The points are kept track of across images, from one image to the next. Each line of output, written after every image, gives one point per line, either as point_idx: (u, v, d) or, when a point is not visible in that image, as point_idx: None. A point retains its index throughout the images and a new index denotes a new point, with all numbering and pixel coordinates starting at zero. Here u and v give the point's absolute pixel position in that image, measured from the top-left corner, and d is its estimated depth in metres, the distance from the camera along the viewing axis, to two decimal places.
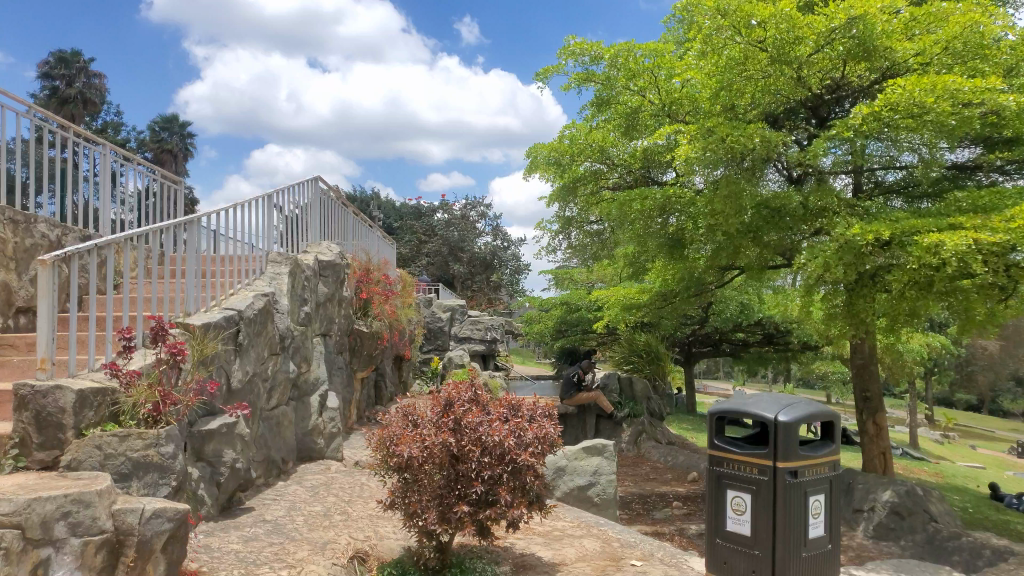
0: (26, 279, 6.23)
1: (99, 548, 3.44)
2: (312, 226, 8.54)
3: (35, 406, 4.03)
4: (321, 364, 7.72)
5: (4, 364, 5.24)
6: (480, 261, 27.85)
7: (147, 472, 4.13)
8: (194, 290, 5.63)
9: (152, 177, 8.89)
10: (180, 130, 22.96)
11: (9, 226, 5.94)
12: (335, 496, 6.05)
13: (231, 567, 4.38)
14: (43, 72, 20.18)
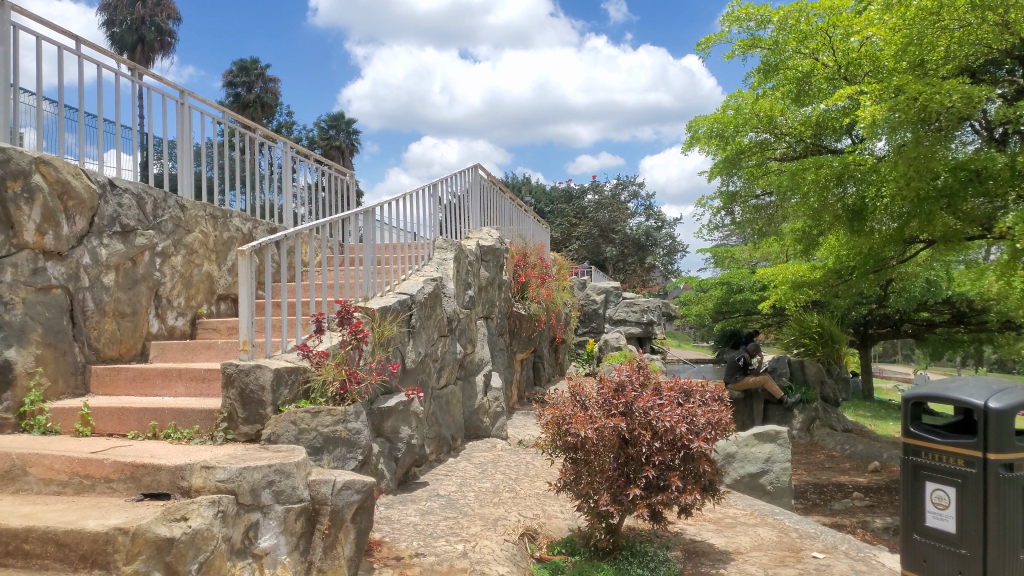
0: (225, 269, 6.85)
1: (299, 515, 3.73)
2: (472, 213, 8.77)
3: (240, 383, 4.40)
4: (484, 346, 7.94)
5: (210, 346, 5.77)
6: (634, 243, 27.52)
7: (336, 446, 4.44)
8: (371, 276, 5.95)
9: (324, 172, 9.47)
10: (347, 128, 24.25)
11: (209, 222, 6.55)
12: (502, 474, 6.21)
13: (411, 538, 4.62)
14: (227, 81, 21.98)
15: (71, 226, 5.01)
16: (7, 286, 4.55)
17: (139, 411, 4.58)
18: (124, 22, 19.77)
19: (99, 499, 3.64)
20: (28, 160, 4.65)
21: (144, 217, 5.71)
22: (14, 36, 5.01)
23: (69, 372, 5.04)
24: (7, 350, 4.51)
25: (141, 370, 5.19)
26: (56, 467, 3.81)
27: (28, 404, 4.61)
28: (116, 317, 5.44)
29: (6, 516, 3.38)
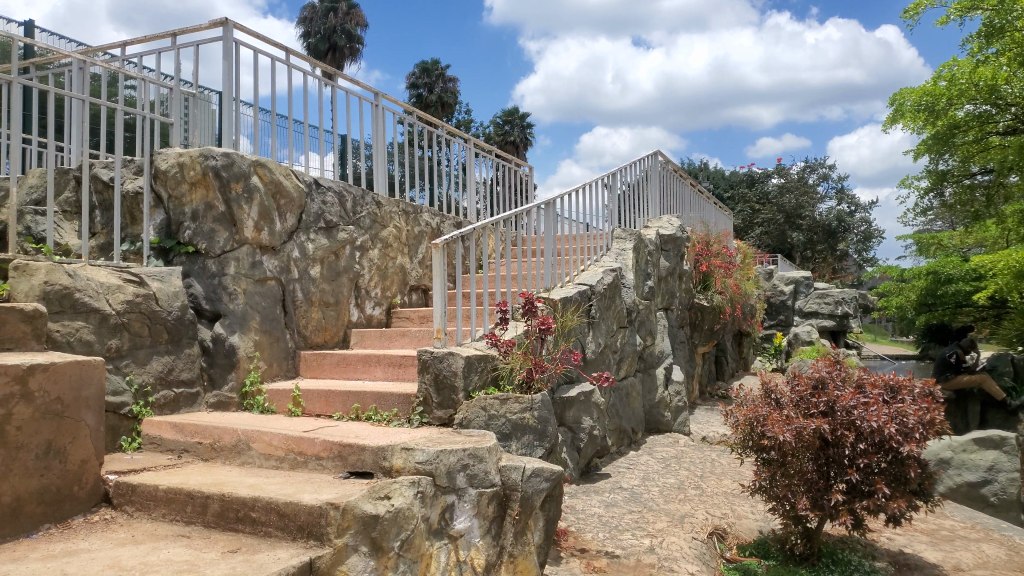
0: (416, 261, 7.17)
1: (490, 500, 3.85)
2: (650, 200, 8.60)
3: (434, 369, 4.60)
4: (665, 338, 7.77)
5: (404, 335, 6.05)
6: (824, 229, 25.80)
7: (524, 433, 4.58)
8: (551, 268, 6.02)
9: (500, 167, 9.65)
10: (522, 122, 24.64)
11: (402, 217, 6.90)
12: (687, 470, 6.04)
13: (596, 529, 4.63)
14: (410, 83, 23.11)
15: (283, 224, 5.46)
16: (230, 278, 5.11)
17: (343, 394, 4.89)
18: (318, 32, 21.33)
19: (311, 475, 3.94)
20: (247, 163, 5.14)
21: (345, 214, 6.11)
22: (235, 52, 5.53)
23: (282, 357, 5.51)
24: (232, 336, 5.06)
25: (343, 356, 5.55)
26: (275, 444, 4.17)
27: (249, 385, 5.13)
28: (321, 306, 5.87)
29: (235, 485, 3.78)
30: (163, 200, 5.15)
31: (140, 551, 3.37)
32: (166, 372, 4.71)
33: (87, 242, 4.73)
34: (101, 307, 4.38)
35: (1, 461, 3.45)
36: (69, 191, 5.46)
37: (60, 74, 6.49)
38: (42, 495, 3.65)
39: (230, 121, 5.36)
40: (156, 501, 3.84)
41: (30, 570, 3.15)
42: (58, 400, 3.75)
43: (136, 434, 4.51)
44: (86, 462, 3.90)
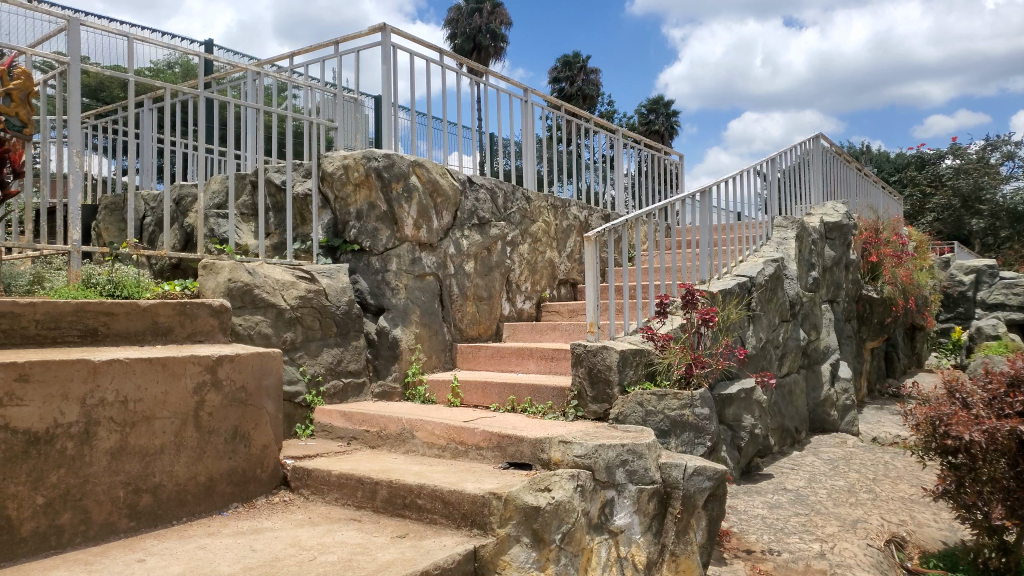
0: (564, 255, 7.16)
1: (651, 497, 3.80)
2: (814, 184, 8.17)
3: (588, 363, 4.58)
4: (831, 332, 7.33)
5: (555, 328, 6.04)
6: (1009, 213, 23.36)
7: (683, 430, 4.53)
8: (708, 259, 5.81)
9: (646, 157, 9.45)
10: (667, 111, 24.05)
11: (550, 211, 6.92)
12: (858, 473, 5.66)
13: (761, 531, 4.46)
14: (553, 78, 23.22)
15: (439, 221, 5.63)
16: (392, 274, 5.34)
17: (499, 386, 4.95)
18: (463, 33, 21.90)
19: (472, 464, 4.02)
20: (406, 164, 5.34)
21: (497, 210, 6.22)
22: (393, 57, 5.73)
23: (440, 349, 5.67)
24: (394, 329, 5.29)
25: (497, 349, 5.65)
26: (437, 433, 4.31)
27: (411, 376, 5.34)
28: (475, 301, 6.00)
29: (402, 472, 3.93)
30: (330, 201, 5.44)
31: (318, 532, 3.58)
32: (335, 363, 4.98)
33: (264, 243, 5.09)
34: (277, 302, 4.70)
35: (196, 443, 3.81)
36: (246, 195, 5.87)
37: (236, 86, 7.02)
38: (231, 476, 3.97)
39: (388, 123, 5.59)
40: (329, 486, 4.06)
41: (223, 544, 3.43)
42: (242, 389, 4.05)
43: (310, 421, 4.79)
44: (268, 447, 4.19)
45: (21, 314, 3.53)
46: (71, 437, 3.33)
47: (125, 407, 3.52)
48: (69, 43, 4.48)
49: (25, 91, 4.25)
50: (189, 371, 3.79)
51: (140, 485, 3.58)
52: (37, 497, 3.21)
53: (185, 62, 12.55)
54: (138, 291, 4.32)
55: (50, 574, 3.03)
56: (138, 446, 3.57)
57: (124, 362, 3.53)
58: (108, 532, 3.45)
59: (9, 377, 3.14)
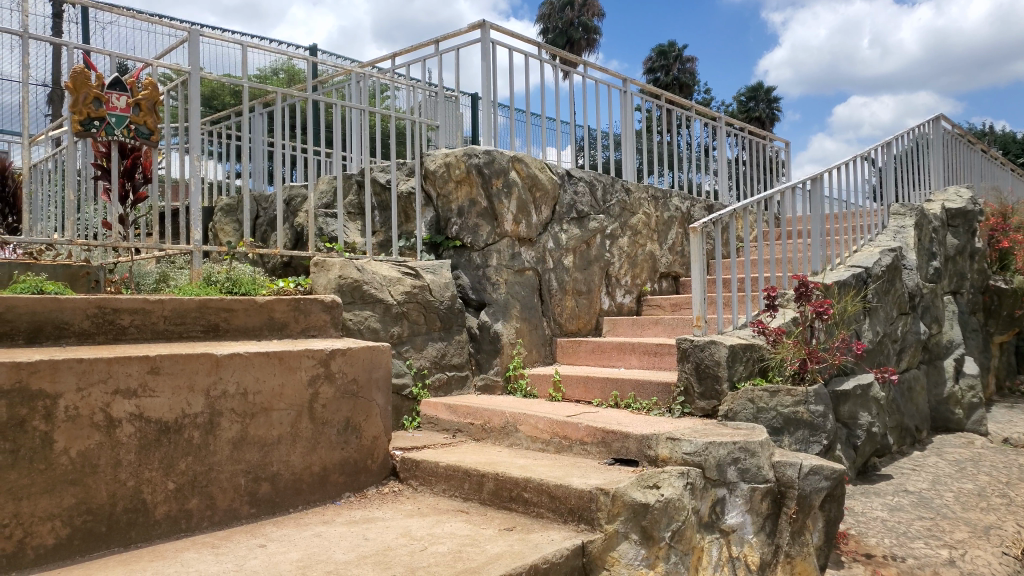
0: (666, 248, 7.02)
1: (764, 496, 3.69)
2: (933, 169, 7.72)
3: (695, 358, 4.45)
4: (955, 326, 6.90)
5: (657, 323, 5.93)
6: None
7: (797, 428, 4.42)
8: (820, 249, 5.58)
9: (747, 146, 9.15)
10: (767, 97, 23.27)
11: (651, 203, 6.81)
12: (989, 475, 5.30)
13: (881, 535, 4.27)
14: (648, 68, 22.90)
15: (538, 215, 5.65)
16: (493, 269, 5.38)
17: (602, 381, 4.89)
18: (555, 28, 21.89)
19: (576, 459, 4.00)
20: (506, 159, 5.37)
21: (596, 203, 6.17)
22: (492, 53, 5.77)
23: (540, 344, 5.67)
24: (495, 324, 5.33)
25: (598, 344, 5.60)
26: (540, 427, 4.31)
27: (512, 370, 5.37)
28: (575, 295, 5.97)
29: (507, 466, 3.95)
30: (433, 198, 5.51)
31: (427, 523, 3.64)
32: (439, 357, 5.07)
33: (371, 240, 5.24)
34: (384, 298, 4.83)
35: (311, 434, 3.95)
36: (353, 194, 6.05)
37: (340, 89, 7.24)
38: (343, 466, 4.10)
39: (488, 120, 5.64)
40: (437, 477, 4.14)
41: (338, 533, 3.55)
42: (354, 381, 4.17)
43: (416, 414, 4.90)
44: (378, 438, 4.30)
45: (152, 311, 3.77)
46: (197, 427, 3.52)
47: (246, 399, 3.69)
48: (189, 54, 4.73)
49: (152, 101, 4.54)
50: (304, 364, 3.93)
51: (259, 473, 3.74)
52: (168, 483, 3.42)
53: (291, 68, 13.08)
54: (254, 288, 4.54)
55: (182, 555, 3.22)
56: (258, 436, 3.73)
57: (244, 356, 3.69)
58: (231, 517, 3.63)
59: (142, 369, 3.34)
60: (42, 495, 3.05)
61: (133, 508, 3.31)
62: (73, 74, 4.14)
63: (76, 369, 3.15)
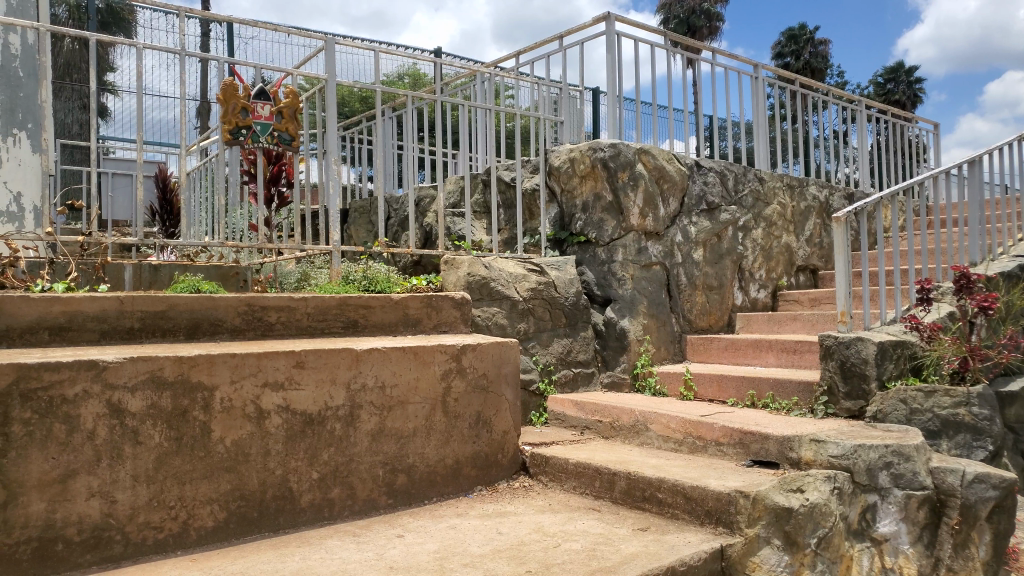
0: (803, 240, 6.69)
1: (921, 504, 3.48)
2: None
3: (840, 356, 4.21)
4: None
5: (796, 318, 5.67)
6: None
7: (957, 431, 4.10)
8: (979, 237, 5.11)
9: (890, 131, 8.59)
10: (909, 78, 21.80)
11: (787, 192, 6.51)
12: None
13: None
14: (777, 53, 21.99)
15: (666, 208, 5.51)
16: (618, 265, 5.29)
17: (737, 380, 4.71)
18: (677, 16, 21.36)
19: (712, 460, 3.87)
20: (633, 152, 5.26)
21: (727, 194, 5.96)
22: (617, 45, 5.69)
23: (669, 341, 5.54)
24: (622, 320, 5.23)
25: (732, 341, 5.40)
26: (672, 426, 4.21)
27: (640, 367, 5.24)
28: (706, 290, 5.78)
29: (640, 464, 3.88)
30: (557, 194, 5.55)
31: (559, 519, 3.64)
32: (565, 353, 5.06)
33: (497, 237, 5.32)
34: (511, 294, 4.88)
35: (444, 428, 4.03)
36: (479, 193, 6.16)
37: (465, 90, 7.37)
38: (474, 460, 4.16)
39: (613, 114, 5.57)
40: (567, 474, 4.13)
41: (472, 526, 3.60)
42: (485, 376, 4.21)
43: (544, 409, 4.92)
44: (508, 433, 4.33)
45: (296, 308, 3.96)
46: (339, 419, 3.66)
47: (383, 392, 3.81)
48: (326, 62, 4.94)
49: (293, 108, 4.79)
50: (436, 359, 4.01)
51: (396, 465, 3.86)
52: (313, 472, 3.58)
53: (415, 71, 13.51)
54: (389, 286, 4.71)
55: (326, 542, 3.38)
56: (394, 429, 3.85)
57: (381, 352, 3.81)
58: (371, 507, 3.76)
59: (289, 364, 3.52)
60: (202, 480, 3.27)
61: (282, 495, 3.49)
62: (224, 87, 4.45)
63: (230, 363, 3.34)
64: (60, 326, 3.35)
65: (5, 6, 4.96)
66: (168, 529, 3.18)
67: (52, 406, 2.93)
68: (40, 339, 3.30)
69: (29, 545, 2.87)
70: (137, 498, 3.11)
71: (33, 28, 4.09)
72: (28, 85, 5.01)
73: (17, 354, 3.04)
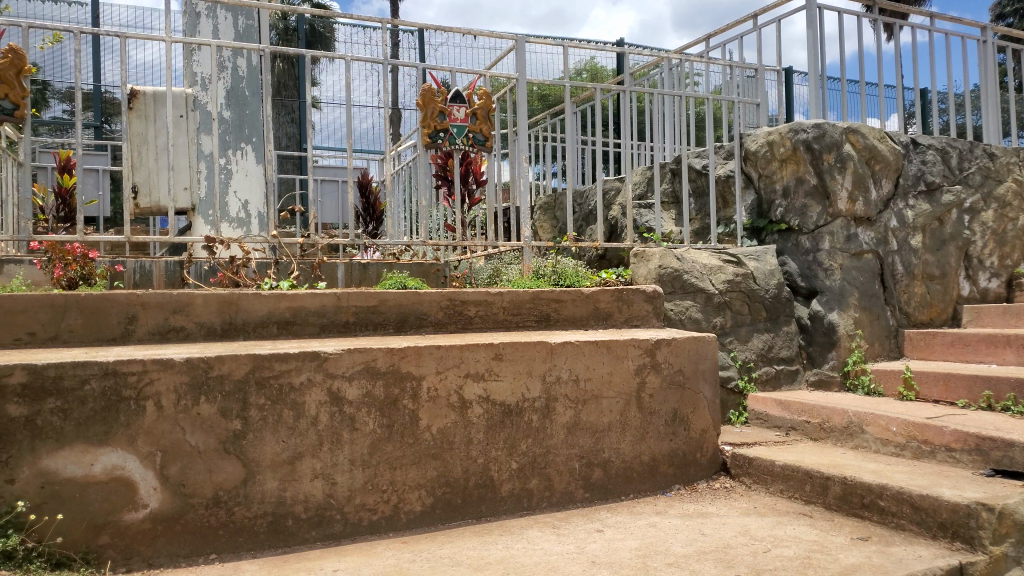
0: None
1: None
2: None
3: None
4: None
5: None
6: None
7: None
8: None
9: None
10: None
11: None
12: None
13: None
14: (997, 14, 19.73)
15: (879, 191, 5.08)
16: (825, 253, 4.95)
17: (969, 379, 4.24)
18: None
19: (943, 467, 3.50)
20: (839, 131, 4.90)
21: (950, 172, 5.38)
22: (819, 18, 5.31)
23: (884, 336, 5.08)
24: (830, 313, 4.87)
25: (960, 336, 4.86)
26: (893, 429, 3.86)
27: (852, 364, 4.84)
28: (926, 280, 5.25)
29: (858, 469, 3.59)
30: (753, 180, 5.32)
31: (767, 523, 3.45)
32: (767, 349, 4.81)
33: (689, 229, 5.18)
34: (706, 287, 4.72)
35: (639, 423, 3.95)
36: (667, 182, 6.02)
37: (653, 78, 7.23)
38: (672, 457, 4.05)
39: (816, 94, 5.24)
40: (773, 476, 3.91)
41: (674, 524, 3.50)
42: (681, 372, 4.07)
43: (743, 409, 4.70)
44: (707, 432, 4.15)
45: (493, 302, 4.05)
46: (536, 411, 3.70)
47: (578, 385, 3.80)
48: (517, 62, 5.02)
49: (486, 109, 4.91)
50: (631, 353, 3.93)
51: (592, 459, 3.84)
52: (512, 462, 3.65)
53: (594, 66, 13.51)
54: (578, 280, 4.68)
55: (527, 532, 3.43)
56: (590, 422, 3.83)
57: (575, 345, 3.80)
58: (568, 500, 3.77)
59: (488, 355, 3.60)
60: (410, 466, 3.43)
61: (483, 484, 3.59)
62: (423, 92, 4.69)
63: (435, 354, 3.48)
64: (286, 320, 3.65)
65: (235, 34, 5.53)
66: (381, 511, 3.38)
67: (282, 393, 3.19)
68: (270, 332, 3.62)
69: (265, 519, 3.16)
70: (355, 481, 3.32)
71: (257, 50, 4.49)
72: (253, 103, 5.53)
73: (252, 346, 3.35)
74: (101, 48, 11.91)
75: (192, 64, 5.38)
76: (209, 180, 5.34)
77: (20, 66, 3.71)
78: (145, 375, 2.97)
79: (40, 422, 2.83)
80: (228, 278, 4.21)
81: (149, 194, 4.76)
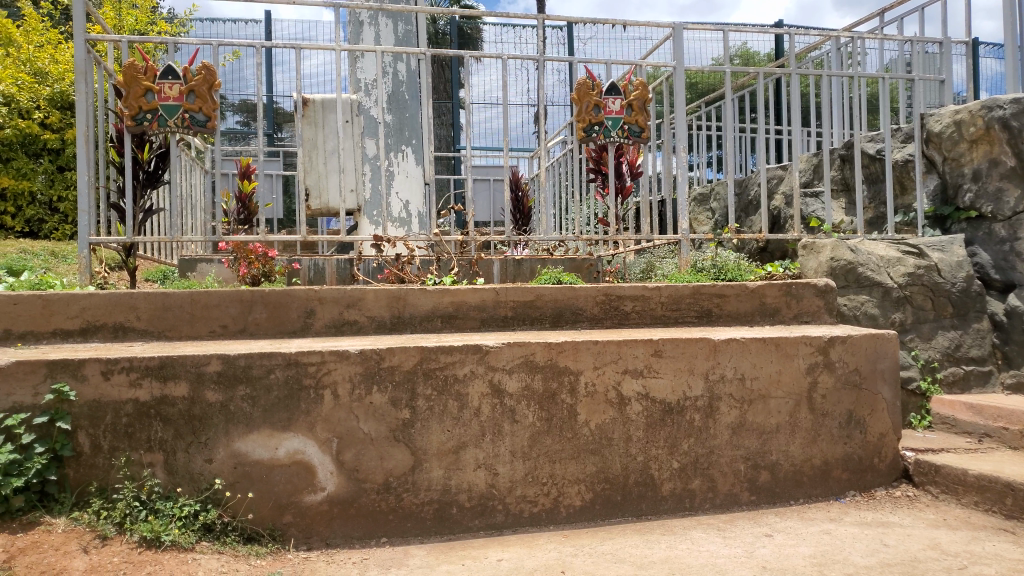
0: None
1: None
2: None
3: None
4: None
5: None
6: None
7: None
8: None
9: None
10: None
11: None
12: None
13: None
14: None
15: None
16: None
17: None
18: None
19: None
20: None
21: None
22: None
23: None
24: None
25: None
26: None
27: None
28: None
29: None
30: (937, 164, 4.92)
31: (960, 537, 3.16)
32: (954, 348, 4.44)
33: (861, 218, 4.84)
34: (884, 281, 4.41)
35: (811, 425, 3.74)
36: (835, 169, 5.72)
37: (819, 59, 6.83)
38: (846, 462, 3.79)
39: (1014, 66, 4.75)
40: (966, 487, 3.58)
41: (851, 533, 3.29)
42: (857, 372, 3.80)
43: (926, 412, 4.33)
44: (886, 436, 3.85)
45: (650, 297, 3.97)
46: (698, 409, 3.59)
47: (743, 385, 3.65)
48: (674, 51, 4.89)
49: (642, 99, 4.78)
50: (801, 351, 3.72)
51: (759, 461, 3.68)
52: (673, 461, 3.56)
53: (747, 51, 12.94)
54: (740, 273, 4.47)
55: (690, 533, 3.34)
56: (756, 423, 3.67)
57: (740, 342, 3.64)
58: (732, 502, 3.64)
59: (648, 352, 3.53)
60: (570, 460, 3.43)
61: (643, 482, 3.53)
62: (578, 87, 4.70)
63: (593, 349, 3.45)
64: (449, 314, 3.76)
65: (395, 39, 5.76)
66: (542, 504, 3.41)
67: (447, 384, 3.28)
68: (434, 326, 3.75)
69: (431, 506, 3.27)
70: (516, 473, 3.37)
71: (417, 54, 4.63)
72: (412, 106, 5.75)
73: (419, 339, 3.48)
74: (273, 62, 12.84)
75: (357, 71, 5.66)
76: (373, 181, 5.61)
77: (212, 82, 4.03)
78: (323, 366, 3.15)
79: (232, 407, 3.07)
80: (394, 275, 4.40)
81: (319, 198, 5.11)
